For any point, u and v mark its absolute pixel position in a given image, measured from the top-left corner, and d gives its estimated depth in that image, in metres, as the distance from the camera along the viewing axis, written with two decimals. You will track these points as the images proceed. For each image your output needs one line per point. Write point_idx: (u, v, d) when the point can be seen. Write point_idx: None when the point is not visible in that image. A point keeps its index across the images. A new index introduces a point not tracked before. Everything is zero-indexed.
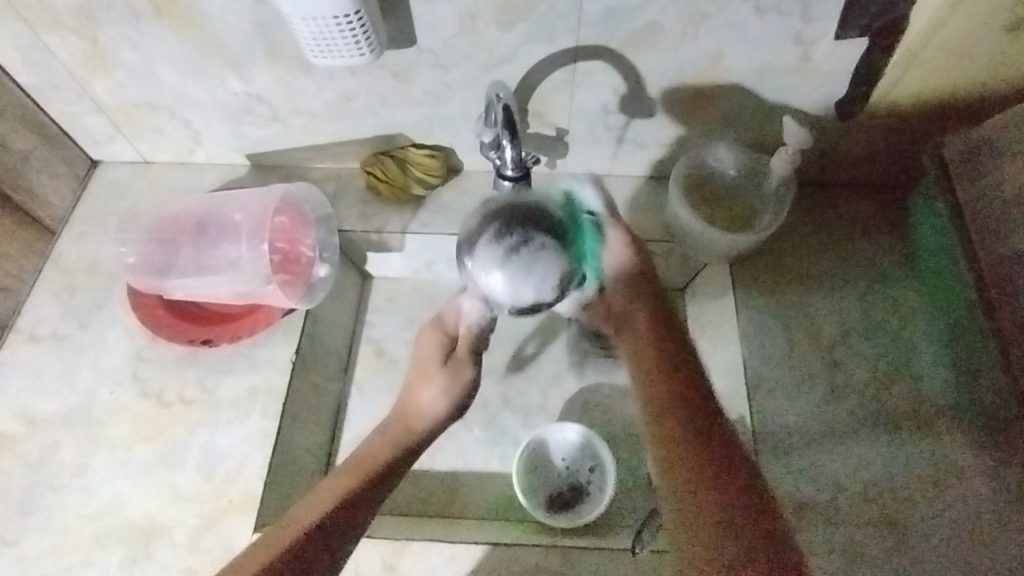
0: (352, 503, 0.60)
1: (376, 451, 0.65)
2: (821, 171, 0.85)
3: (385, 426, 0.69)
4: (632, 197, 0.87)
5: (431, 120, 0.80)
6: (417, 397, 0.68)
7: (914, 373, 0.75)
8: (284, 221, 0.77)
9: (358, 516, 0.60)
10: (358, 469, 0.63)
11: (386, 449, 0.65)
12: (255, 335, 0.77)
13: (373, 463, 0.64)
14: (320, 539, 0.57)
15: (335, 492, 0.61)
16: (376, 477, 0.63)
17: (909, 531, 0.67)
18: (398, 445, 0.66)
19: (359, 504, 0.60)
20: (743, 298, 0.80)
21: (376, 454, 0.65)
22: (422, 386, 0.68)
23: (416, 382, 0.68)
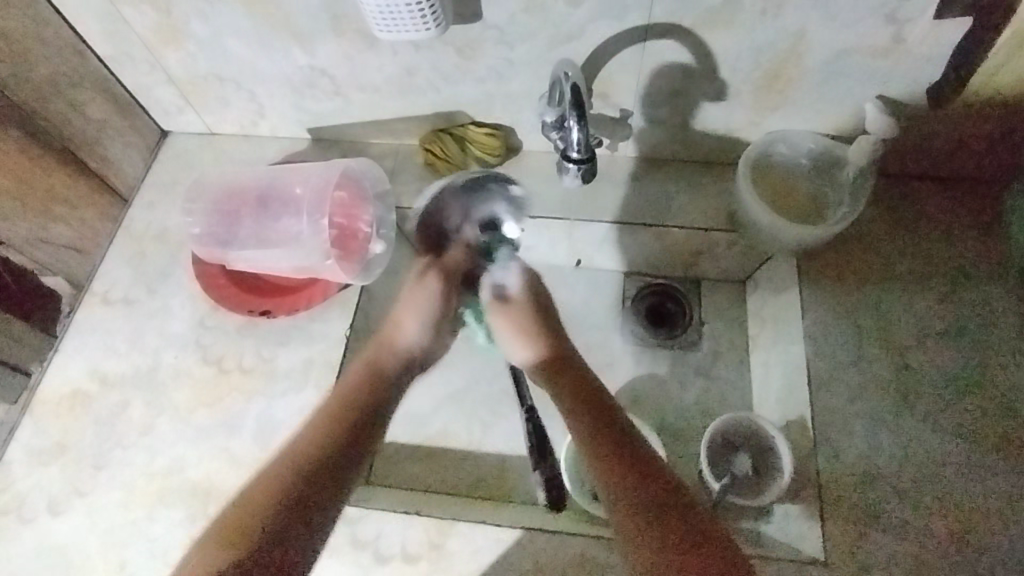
0: (311, 502, 0.54)
1: (319, 435, 0.59)
2: (904, 162, 0.79)
3: (336, 404, 0.64)
4: (696, 183, 0.84)
5: (492, 98, 0.79)
6: (400, 327, 0.75)
7: (996, 382, 0.70)
8: (343, 196, 0.77)
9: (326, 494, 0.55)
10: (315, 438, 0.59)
11: (323, 431, 0.60)
12: (311, 307, 0.78)
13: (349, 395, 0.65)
14: (284, 544, 0.51)
15: (288, 468, 0.55)
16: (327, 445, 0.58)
17: (982, 548, 0.63)
18: (351, 422, 0.61)
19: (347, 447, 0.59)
20: (810, 293, 0.76)
21: (322, 440, 0.59)
22: (405, 318, 0.76)
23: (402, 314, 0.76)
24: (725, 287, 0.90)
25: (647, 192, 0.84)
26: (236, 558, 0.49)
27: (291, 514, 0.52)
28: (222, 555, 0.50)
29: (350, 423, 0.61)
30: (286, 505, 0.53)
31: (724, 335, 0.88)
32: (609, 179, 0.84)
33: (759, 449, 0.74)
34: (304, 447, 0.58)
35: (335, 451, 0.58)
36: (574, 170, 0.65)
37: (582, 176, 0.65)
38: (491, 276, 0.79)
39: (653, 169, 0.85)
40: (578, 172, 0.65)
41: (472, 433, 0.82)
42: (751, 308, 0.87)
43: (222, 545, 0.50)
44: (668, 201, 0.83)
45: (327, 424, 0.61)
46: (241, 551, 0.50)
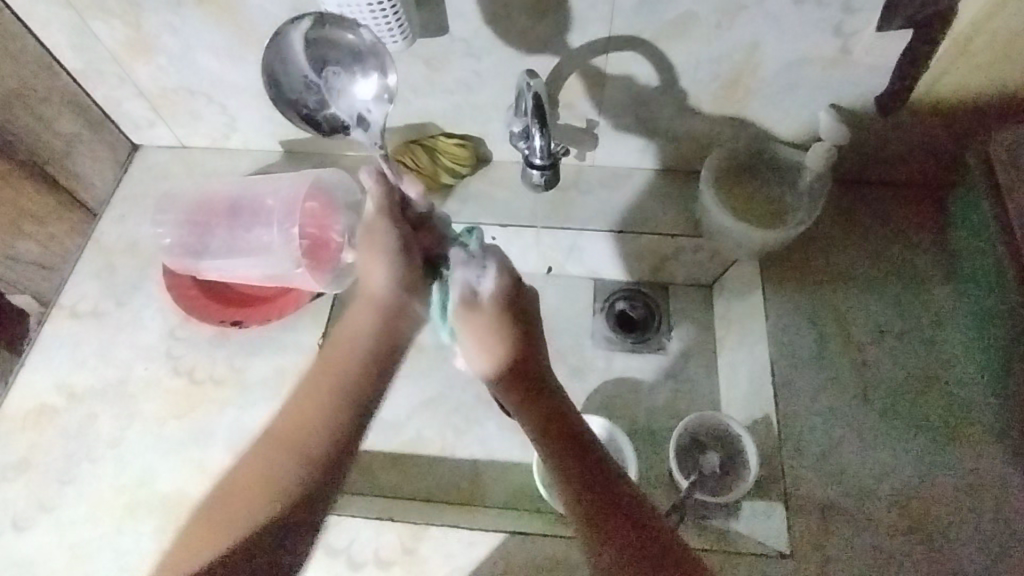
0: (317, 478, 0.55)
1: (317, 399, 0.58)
2: (857, 169, 0.82)
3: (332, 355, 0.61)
4: (661, 190, 0.86)
5: (461, 109, 0.80)
6: (370, 275, 0.63)
7: (948, 377, 0.73)
8: (314, 206, 0.76)
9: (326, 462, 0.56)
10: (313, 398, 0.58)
11: (322, 389, 0.59)
12: (284, 316, 0.79)
13: (343, 354, 0.60)
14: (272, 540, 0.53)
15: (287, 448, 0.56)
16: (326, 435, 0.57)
17: (938, 538, 0.65)
18: (351, 381, 0.59)
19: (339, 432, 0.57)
20: (772, 295, 0.79)
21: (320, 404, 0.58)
22: (370, 266, 0.63)
23: (365, 260, 0.64)
24: (692, 291, 0.92)
25: (613, 199, 0.86)
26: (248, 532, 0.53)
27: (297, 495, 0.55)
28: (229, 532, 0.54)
29: (352, 381, 0.59)
30: (293, 487, 0.55)
31: (693, 338, 0.90)
32: (577, 187, 0.87)
33: (711, 440, 0.78)
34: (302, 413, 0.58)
35: (340, 419, 0.57)
36: (536, 175, 0.67)
37: (545, 181, 0.67)
38: (464, 272, 0.62)
39: (620, 178, 0.87)
40: (541, 178, 0.67)
41: (446, 438, 0.83)
42: (718, 311, 0.89)
43: (234, 512, 0.55)
44: (634, 207, 0.85)
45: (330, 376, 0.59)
46: (252, 527, 0.53)
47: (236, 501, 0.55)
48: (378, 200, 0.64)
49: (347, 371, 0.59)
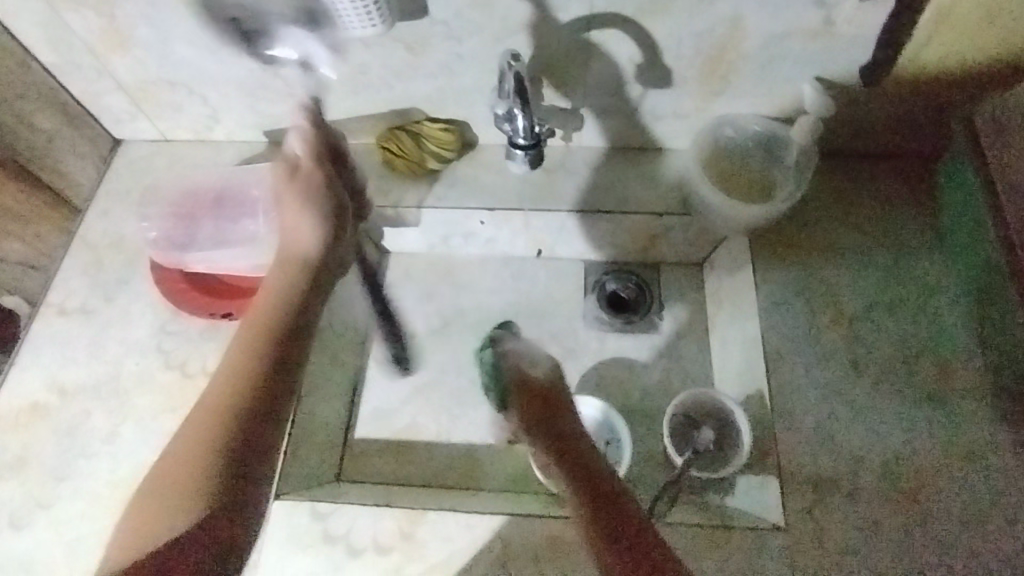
0: (244, 461, 0.48)
1: (229, 373, 0.51)
2: (845, 142, 0.82)
3: (249, 327, 0.54)
4: (650, 169, 0.86)
5: (445, 93, 0.80)
6: (292, 229, 0.61)
7: (940, 345, 0.73)
8: None
9: (257, 441, 0.49)
10: (231, 368, 0.51)
11: (238, 373, 0.51)
12: None
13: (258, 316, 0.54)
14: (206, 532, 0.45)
15: (204, 441, 0.47)
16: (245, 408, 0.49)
17: (935, 509, 0.66)
18: (266, 344, 0.53)
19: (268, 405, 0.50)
20: (762, 269, 0.79)
21: (236, 386, 0.50)
22: (293, 215, 0.61)
23: (286, 213, 0.62)
24: (683, 270, 0.92)
25: (601, 181, 0.86)
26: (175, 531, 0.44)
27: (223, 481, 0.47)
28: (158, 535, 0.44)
29: (268, 365, 0.52)
30: (217, 470, 0.47)
31: (685, 317, 0.90)
32: (564, 169, 0.86)
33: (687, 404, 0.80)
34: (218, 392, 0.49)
35: (258, 386, 0.50)
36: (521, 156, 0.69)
37: (529, 161, 0.69)
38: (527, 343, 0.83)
39: (607, 158, 0.87)
40: (526, 160, 0.69)
41: (441, 424, 0.83)
42: (710, 288, 0.89)
43: (157, 524, 0.45)
44: (622, 187, 0.85)
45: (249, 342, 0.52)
46: (179, 525, 0.44)
47: (155, 513, 0.45)
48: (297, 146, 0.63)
49: (259, 335, 0.53)
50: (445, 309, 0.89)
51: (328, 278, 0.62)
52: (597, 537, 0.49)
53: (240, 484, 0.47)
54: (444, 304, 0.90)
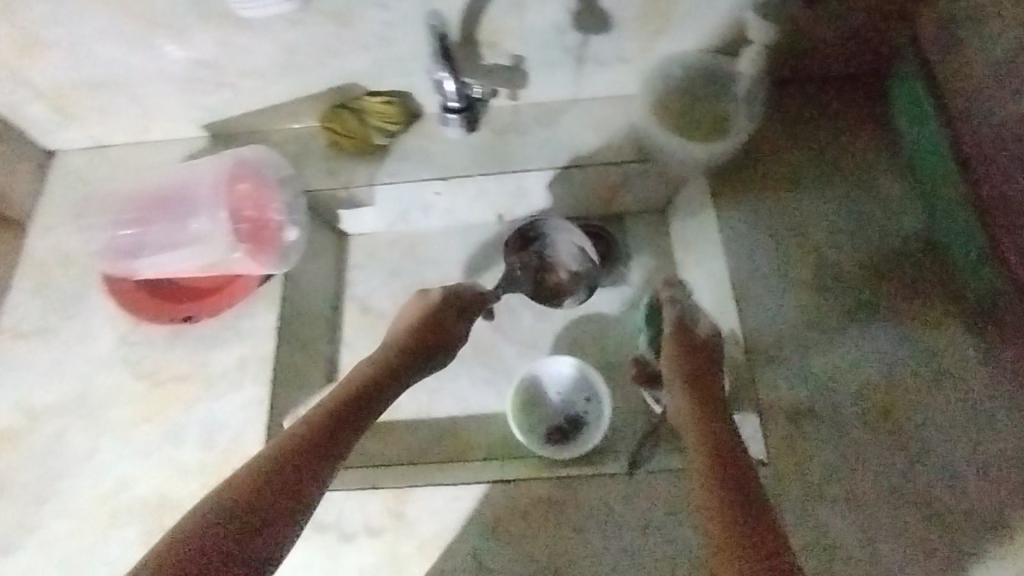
0: (296, 482, 0.53)
1: (325, 410, 0.60)
2: (796, 70, 0.80)
3: (331, 395, 0.62)
4: (603, 119, 0.84)
5: (381, 65, 0.77)
6: (400, 331, 0.71)
7: (906, 265, 0.72)
8: (245, 188, 0.76)
9: (319, 471, 0.55)
10: (304, 418, 0.58)
11: (328, 412, 0.60)
12: (235, 306, 0.77)
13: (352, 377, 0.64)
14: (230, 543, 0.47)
15: (308, 454, 0.55)
16: (321, 440, 0.56)
17: (906, 430, 0.66)
18: (343, 406, 0.61)
19: (323, 454, 0.56)
20: (725, 209, 0.79)
21: (319, 421, 0.58)
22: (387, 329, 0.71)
23: (401, 325, 0.72)
24: (648, 218, 0.91)
25: (553, 137, 0.84)
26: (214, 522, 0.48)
27: (279, 488, 0.52)
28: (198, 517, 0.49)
29: (345, 416, 0.60)
30: (270, 487, 0.52)
31: (655, 265, 0.89)
32: (515, 129, 0.84)
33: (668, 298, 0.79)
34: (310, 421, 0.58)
35: (343, 427, 0.59)
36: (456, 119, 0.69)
37: (464, 124, 0.69)
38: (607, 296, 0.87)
39: (558, 113, 0.85)
40: (461, 122, 0.69)
41: (421, 400, 0.82)
42: (676, 233, 0.89)
43: (199, 503, 0.50)
44: (576, 140, 0.83)
45: (350, 391, 0.63)
46: (219, 514, 0.49)
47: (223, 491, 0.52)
48: (452, 288, 0.75)
49: (333, 396, 0.62)
50: (412, 285, 0.88)
51: (405, 377, 0.68)
52: (729, 539, 0.54)
53: (251, 537, 0.48)
54: (411, 282, 0.88)
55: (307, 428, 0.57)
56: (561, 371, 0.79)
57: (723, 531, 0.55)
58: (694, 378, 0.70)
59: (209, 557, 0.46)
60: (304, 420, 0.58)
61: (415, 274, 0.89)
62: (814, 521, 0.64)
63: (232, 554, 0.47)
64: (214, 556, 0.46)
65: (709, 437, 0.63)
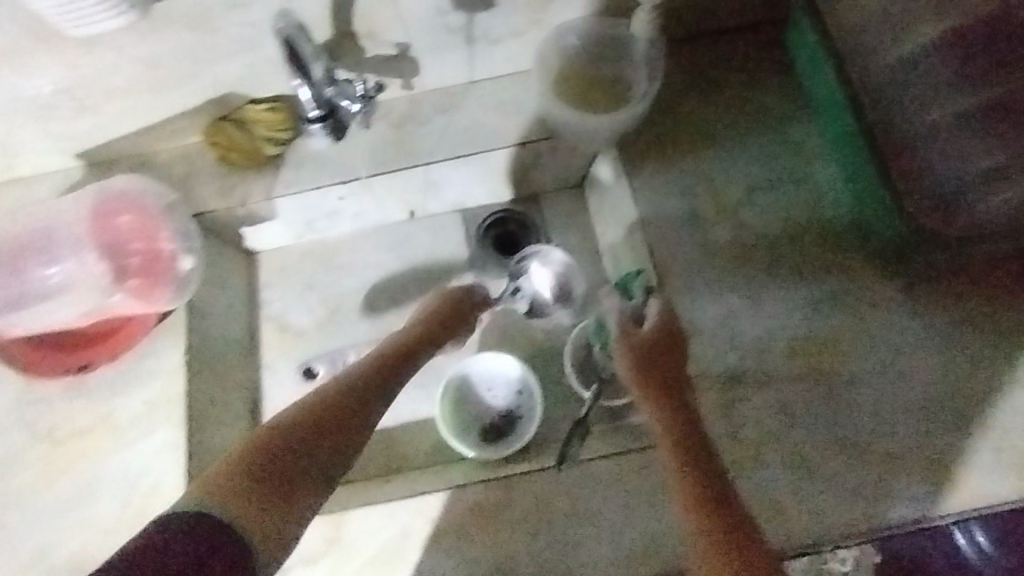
0: (328, 450, 0.53)
1: (356, 384, 0.60)
2: (693, 25, 0.77)
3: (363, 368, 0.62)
4: (505, 98, 0.79)
5: (257, 68, 0.71)
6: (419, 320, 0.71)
7: (825, 214, 0.72)
8: (131, 220, 0.70)
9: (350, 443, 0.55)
10: (334, 390, 0.58)
11: (357, 388, 0.60)
12: (135, 347, 0.70)
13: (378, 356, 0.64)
14: (264, 509, 0.48)
15: (345, 429, 0.55)
16: (354, 413, 0.57)
17: (836, 376, 0.67)
18: (368, 384, 0.61)
19: (355, 428, 0.56)
20: (638, 180, 0.76)
21: (349, 393, 0.58)
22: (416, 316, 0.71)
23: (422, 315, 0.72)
24: (563, 194, 0.89)
25: (455, 123, 0.79)
26: (257, 486, 0.48)
27: (317, 455, 0.52)
28: (259, 475, 0.49)
29: (377, 396, 0.60)
30: (305, 456, 0.52)
31: (576, 243, 0.88)
32: (415, 120, 0.79)
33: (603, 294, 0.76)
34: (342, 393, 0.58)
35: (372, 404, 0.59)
36: (319, 129, 0.65)
37: (327, 132, 0.65)
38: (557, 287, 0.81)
39: (455, 98, 0.79)
40: (324, 130, 0.65)
41: None
42: (595, 207, 0.87)
43: (242, 458, 0.50)
44: (480, 124, 0.79)
45: (376, 374, 0.62)
46: (264, 480, 0.49)
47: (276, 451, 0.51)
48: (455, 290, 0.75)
49: (361, 370, 0.62)
50: (330, 296, 0.85)
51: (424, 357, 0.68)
52: (704, 527, 0.52)
53: (283, 505, 0.49)
54: (327, 292, 0.85)
55: (324, 401, 0.56)
56: (491, 370, 0.77)
57: (698, 517, 0.53)
58: (655, 373, 0.64)
59: (241, 527, 0.46)
60: (334, 389, 0.58)
61: (330, 283, 0.86)
62: (761, 484, 0.64)
63: (264, 521, 0.47)
64: (254, 525, 0.47)
65: (680, 421, 0.60)
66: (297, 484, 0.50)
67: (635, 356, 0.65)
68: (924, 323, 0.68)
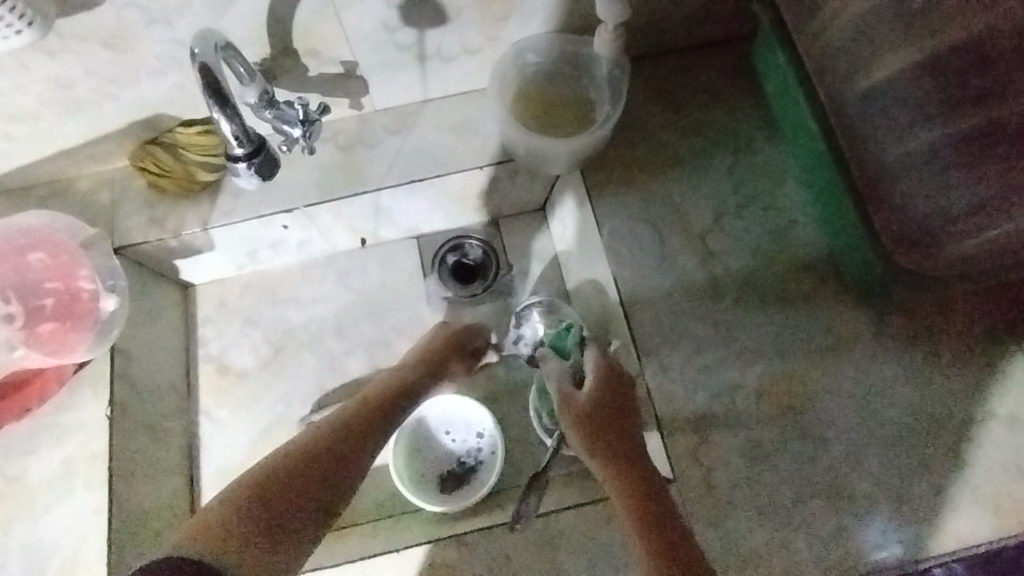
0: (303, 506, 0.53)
1: (344, 431, 0.58)
2: (659, 41, 0.73)
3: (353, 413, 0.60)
4: (462, 118, 0.74)
5: (185, 88, 0.64)
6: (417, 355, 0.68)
7: (794, 242, 0.69)
8: (44, 258, 0.64)
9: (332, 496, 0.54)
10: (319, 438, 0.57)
11: (345, 436, 0.58)
12: (48, 401, 0.63)
13: (372, 398, 0.62)
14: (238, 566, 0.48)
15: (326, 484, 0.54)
16: (339, 464, 0.56)
17: (807, 412, 0.64)
18: (359, 431, 0.59)
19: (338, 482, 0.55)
20: (603, 206, 0.72)
21: (336, 442, 0.57)
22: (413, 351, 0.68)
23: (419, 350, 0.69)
24: (525, 219, 0.84)
25: (407, 146, 0.73)
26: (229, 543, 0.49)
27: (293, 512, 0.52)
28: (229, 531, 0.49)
29: (366, 446, 0.58)
30: (280, 512, 0.52)
31: (538, 270, 0.83)
32: (363, 142, 0.73)
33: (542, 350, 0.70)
34: (336, 431, 0.58)
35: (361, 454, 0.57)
36: (245, 168, 0.56)
37: (257, 171, 0.56)
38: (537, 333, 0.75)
39: (409, 117, 0.74)
40: (252, 169, 0.57)
41: None
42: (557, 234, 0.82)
43: (218, 516, 0.50)
44: (435, 147, 0.73)
45: (367, 420, 0.60)
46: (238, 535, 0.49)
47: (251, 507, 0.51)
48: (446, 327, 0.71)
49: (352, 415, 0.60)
50: (274, 334, 0.79)
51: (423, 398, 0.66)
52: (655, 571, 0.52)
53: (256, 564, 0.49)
54: (271, 328, 0.80)
55: (308, 452, 0.55)
56: (444, 414, 0.73)
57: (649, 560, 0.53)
58: (599, 434, 0.60)
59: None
60: (321, 436, 0.57)
61: (275, 319, 0.80)
62: (732, 538, 0.61)
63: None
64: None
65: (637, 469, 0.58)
66: (269, 542, 0.50)
67: (578, 422, 0.61)
68: (895, 355, 0.65)
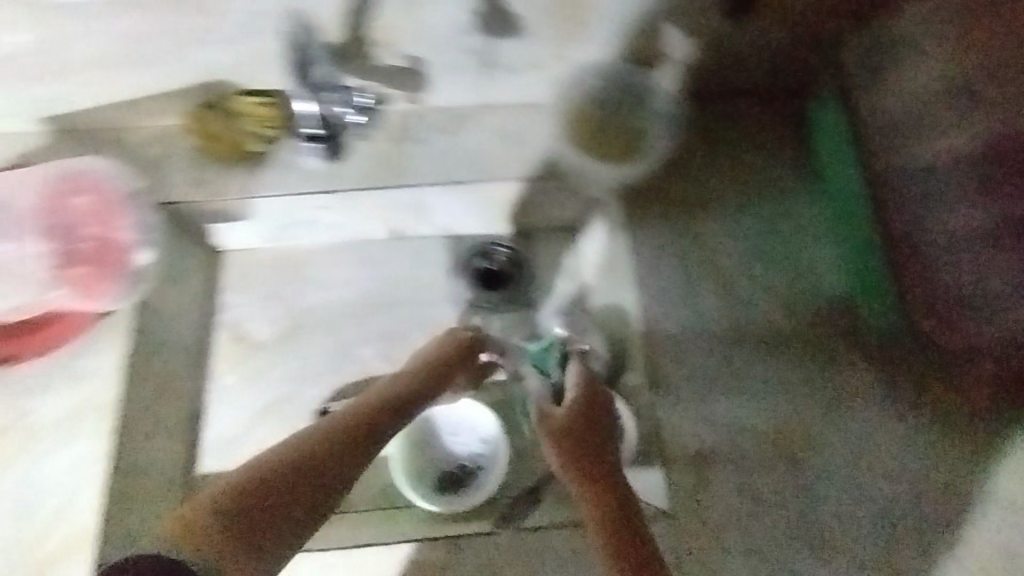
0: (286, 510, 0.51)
1: (333, 434, 0.57)
2: (717, 82, 0.74)
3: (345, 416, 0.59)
4: (514, 128, 0.74)
5: (253, 58, 0.66)
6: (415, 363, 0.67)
7: (819, 298, 0.70)
8: (90, 205, 0.70)
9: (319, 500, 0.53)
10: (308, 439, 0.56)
11: (334, 439, 0.57)
12: (69, 345, 0.67)
13: (363, 404, 0.61)
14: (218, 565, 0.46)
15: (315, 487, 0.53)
16: (328, 470, 0.55)
17: (806, 466, 0.65)
18: (351, 436, 0.58)
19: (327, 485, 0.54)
20: (638, 234, 0.74)
21: (326, 446, 0.56)
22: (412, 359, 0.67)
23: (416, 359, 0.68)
24: None
25: (455, 147, 0.73)
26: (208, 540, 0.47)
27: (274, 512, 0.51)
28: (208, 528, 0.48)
29: (358, 451, 0.57)
30: (261, 511, 0.50)
31: None
32: (412, 137, 0.74)
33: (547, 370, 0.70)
34: (327, 433, 0.57)
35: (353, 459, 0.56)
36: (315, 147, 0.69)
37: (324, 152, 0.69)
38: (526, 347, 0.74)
39: (461, 119, 0.74)
40: (320, 149, 0.69)
41: None
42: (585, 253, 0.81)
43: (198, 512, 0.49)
44: (483, 152, 0.73)
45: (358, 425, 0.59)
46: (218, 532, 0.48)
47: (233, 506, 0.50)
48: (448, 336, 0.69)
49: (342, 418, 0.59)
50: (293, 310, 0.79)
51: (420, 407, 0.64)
52: None
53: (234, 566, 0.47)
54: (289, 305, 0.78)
55: (296, 455, 0.54)
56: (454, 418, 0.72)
57: None
58: (575, 457, 0.60)
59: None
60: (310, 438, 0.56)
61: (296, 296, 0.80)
62: None
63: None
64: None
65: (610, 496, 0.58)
66: (250, 543, 0.49)
67: (555, 440, 0.61)
68: (901, 423, 0.66)
